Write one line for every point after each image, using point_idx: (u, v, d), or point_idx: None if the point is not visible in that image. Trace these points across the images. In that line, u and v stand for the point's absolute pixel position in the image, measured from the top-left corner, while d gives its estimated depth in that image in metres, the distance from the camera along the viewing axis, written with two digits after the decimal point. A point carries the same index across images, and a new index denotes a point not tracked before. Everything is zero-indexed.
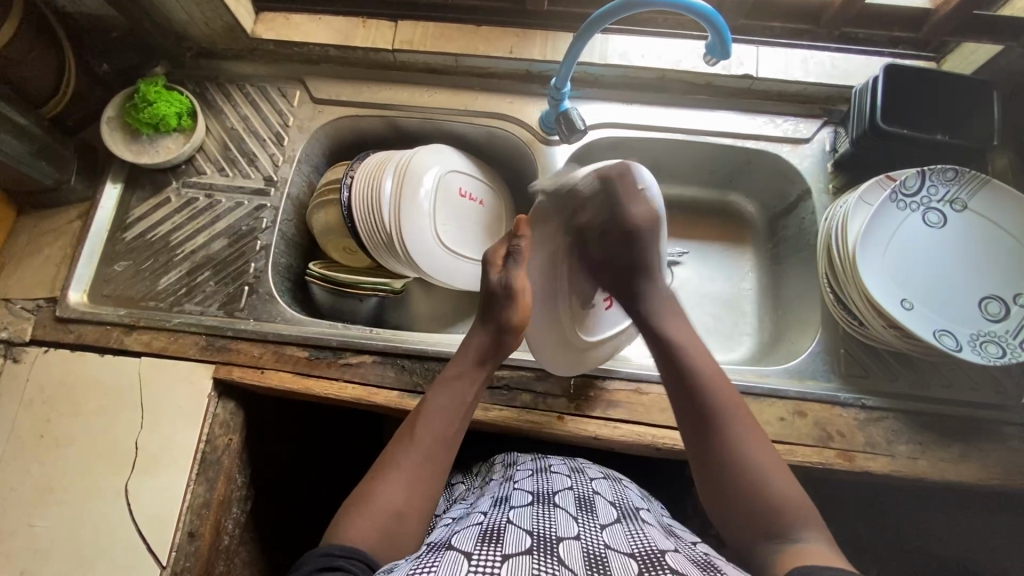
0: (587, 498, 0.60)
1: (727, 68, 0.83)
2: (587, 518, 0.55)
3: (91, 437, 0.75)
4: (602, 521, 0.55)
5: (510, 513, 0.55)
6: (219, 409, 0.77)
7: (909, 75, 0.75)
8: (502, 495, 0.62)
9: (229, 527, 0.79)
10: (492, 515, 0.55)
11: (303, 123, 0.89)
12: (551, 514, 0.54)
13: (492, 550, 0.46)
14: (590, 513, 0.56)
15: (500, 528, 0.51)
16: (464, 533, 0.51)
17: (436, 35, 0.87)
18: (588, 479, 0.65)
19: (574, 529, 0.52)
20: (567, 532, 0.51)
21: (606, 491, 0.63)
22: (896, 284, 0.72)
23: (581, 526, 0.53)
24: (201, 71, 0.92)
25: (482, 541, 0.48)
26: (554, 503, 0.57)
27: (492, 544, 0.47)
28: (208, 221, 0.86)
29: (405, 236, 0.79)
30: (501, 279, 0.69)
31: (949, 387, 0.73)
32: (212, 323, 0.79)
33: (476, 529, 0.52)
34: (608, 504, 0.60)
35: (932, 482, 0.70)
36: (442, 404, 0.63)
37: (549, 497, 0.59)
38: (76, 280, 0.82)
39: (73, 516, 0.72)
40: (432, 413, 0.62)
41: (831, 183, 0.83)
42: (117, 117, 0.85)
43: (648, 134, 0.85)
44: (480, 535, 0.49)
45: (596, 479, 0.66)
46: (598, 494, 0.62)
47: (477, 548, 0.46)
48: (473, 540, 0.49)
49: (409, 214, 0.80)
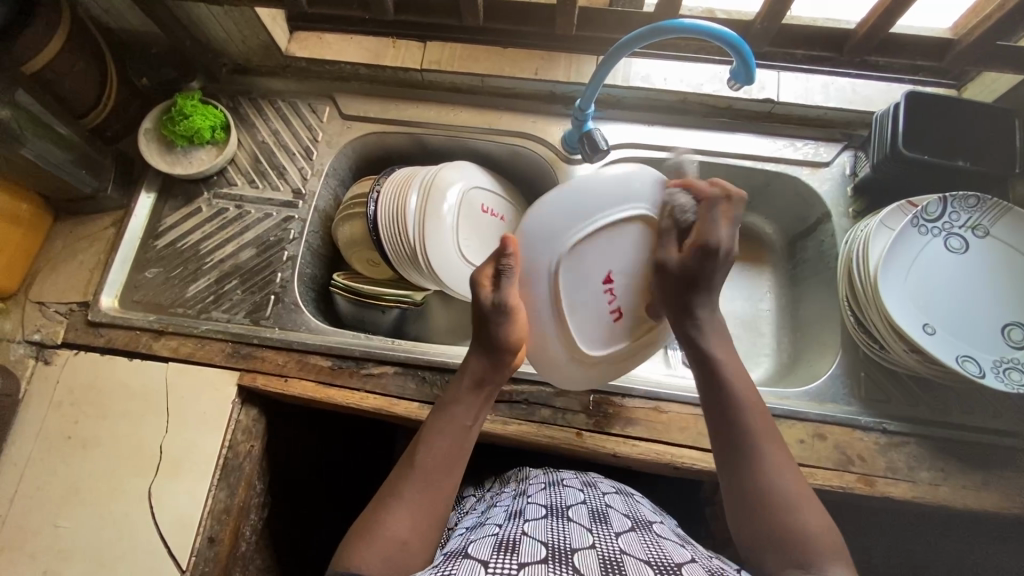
0: (600, 512, 0.60)
1: (748, 92, 0.85)
2: (601, 529, 0.55)
3: (116, 439, 0.76)
4: (617, 532, 0.55)
5: (525, 525, 0.55)
6: (242, 415, 0.78)
7: (931, 102, 0.76)
8: (516, 509, 0.62)
9: (247, 534, 0.80)
10: (507, 527, 0.56)
11: (332, 138, 0.92)
12: (566, 526, 0.55)
13: (508, 559, 0.47)
14: (604, 524, 0.56)
15: (515, 539, 0.51)
16: (480, 544, 0.52)
17: (463, 56, 0.90)
18: (601, 493, 0.65)
19: (588, 540, 0.52)
20: (581, 543, 0.51)
21: (620, 505, 0.63)
22: (917, 307, 0.72)
23: (596, 536, 0.53)
24: (236, 86, 0.96)
25: (498, 549, 0.49)
26: (567, 516, 0.58)
27: (507, 553, 0.48)
28: (238, 231, 0.88)
29: (427, 243, 0.81)
30: (495, 298, 0.62)
31: (972, 414, 0.73)
32: (238, 331, 0.81)
33: (492, 539, 0.52)
34: (621, 517, 0.60)
35: (954, 509, 0.69)
36: (443, 431, 0.60)
37: (562, 510, 0.59)
38: (108, 285, 0.84)
39: (96, 517, 0.73)
40: (433, 439, 0.59)
41: (851, 206, 0.84)
42: (154, 129, 0.88)
43: (669, 155, 0.87)
44: (496, 545, 0.50)
45: (609, 493, 0.66)
46: (611, 508, 0.62)
47: (493, 557, 0.47)
48: (489, 549, 0.49)
49: (433, 221, 0.82)
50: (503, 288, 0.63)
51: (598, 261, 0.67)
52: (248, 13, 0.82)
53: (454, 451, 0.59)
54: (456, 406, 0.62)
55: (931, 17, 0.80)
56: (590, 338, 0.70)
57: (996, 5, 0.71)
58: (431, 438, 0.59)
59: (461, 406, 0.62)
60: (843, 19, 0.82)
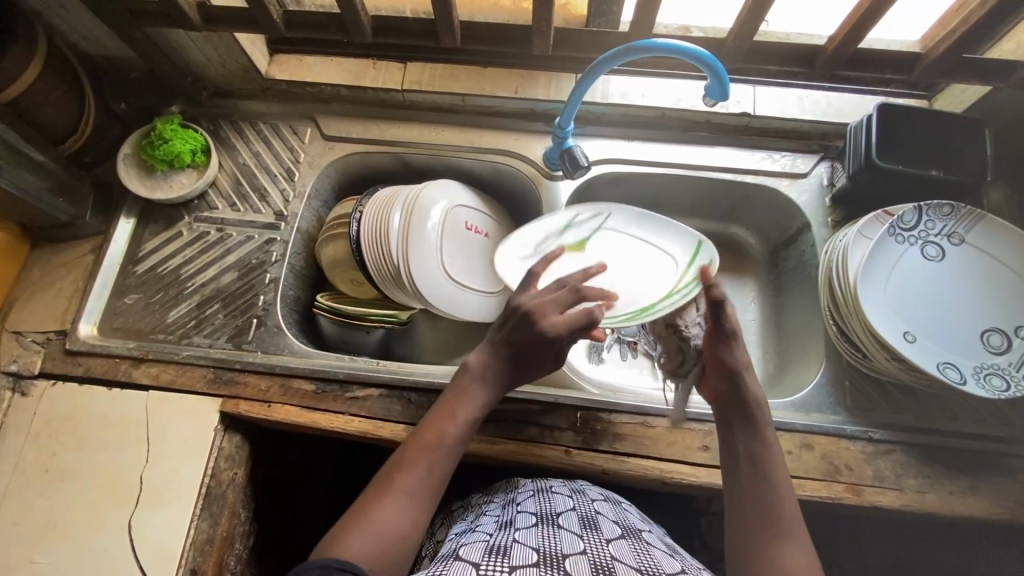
0: (591, 517, 0.59)
1: (725, 107, 0.87)
2: (591, 535, 0.55)
3: (97, 471, 0.74)
4: (607, 538, 0.55)
5: (515, 532, 0.55)
6: (225, 442, 0.77)
7: (903, 114, 0.78)
8: (506, 517, 0.61)
9: (232, 564, 0.78)
10: (497, 533, 0.56)
11: (314, 159, 0.92)
12: (556, 532, 0.54)
13: (499, 564, 0.47)
14: (594, 530, 0.56)
15: (506, 544, 0.51)
16: (472, 545, 0.52)
17: (444, 76, 0.91)
18: (590, 499, 0.65)
19: (579, 545, 0.52)
20: (572, 548, 0.51)
21: (609, 511, 0.63)
22: (899, 316, 0.73)
23: (587, 541, 0.53)
24: (216, 109, 0.96)
25: (489, 553, 0.49)
26: (558, 521, 0.57)
27: (499, 558, 0.48)
28: (219, 255, 0.87)
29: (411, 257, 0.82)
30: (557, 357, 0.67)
31: (955, 420, 0.73)
32: (220, 356, 0.80)
33: (482, 543, 0.52)
34: (611, 523, 0.60)
35: (942, 516, 0.69)
36: (455, 429, 0.61)
37: (552, 516, 0.58)
38: (86, 313, 0.83)
39: (74, 553, 0.71)
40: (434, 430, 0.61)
41: (829, 216, 0.85)
42: (133, 154, 0.87)
43: (650, 170, 0.88)
44: (487, 548, 0.50)
45: (597, 499, 0.65)
46: (601, 515, 0.61)
47: (484, 561, 0.47)
48: (480, 552, 0.49)
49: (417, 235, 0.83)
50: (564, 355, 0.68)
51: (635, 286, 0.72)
52: (226, 37, 0.82)
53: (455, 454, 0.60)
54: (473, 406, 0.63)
55: (898, 32, 0.82)
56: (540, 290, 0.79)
57: (961, 19, 0.72)
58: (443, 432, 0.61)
59: (470, 410, 0.63)
60: (814, 34, 0.84)
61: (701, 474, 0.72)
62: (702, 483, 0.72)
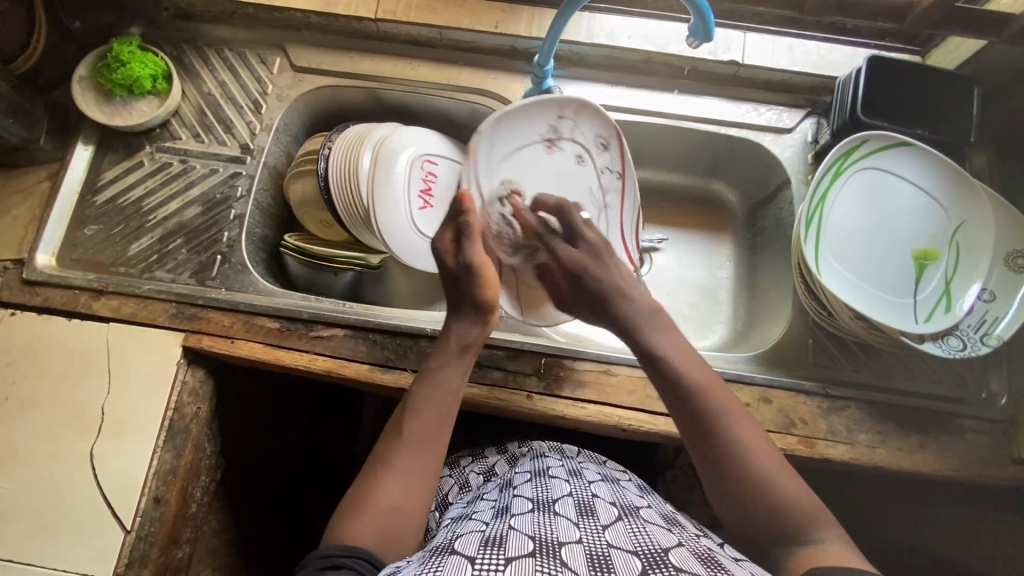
0: (587, 502, 0.61)
1: (714, 53, 0.84)
2: (588, 522, 0.55)
3: (57, 401, 0.74)
4: (604, 524, 0.56)
5: (511, 519, 0.56)
6: (188, 376, 0.76)
7: (891, 68, 0.75)
8: (502, 503, 0.62)
9: (198, 494, 0.79)
10: (494, 523, 0.56)
11: (283, 91, 0.88)
12: (553, 521, 0.56)
13: (494, 554, 0.47)
14: (591, 517, 0.57)
15: (501, 534, 0.52)
16: (467, 539, 0.53)
17: (421, 7, 0.86)
18: (587, 483, 0.66)
19: (576, 534, 0.53)
20: (569, 538, 0.52)
21: (606, 493, 0.65)
22: (863, 271, 0.75)
23: (584, 530, 0.53)
24: (178, 33, 0.90)
25: (484, 545, 0.50)
26: (555, 510, 0.58)
27: (494, 549, 0.49)
28: (182, 187, 0.84)
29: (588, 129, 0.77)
30: (458, 259, 0.68)
31: (911, 379, 0.75)
32: (182, 291, 0.78)
33: (479, 534, 0.53)
34: (608, 506, 0.61)
35: (889, 471, 0.71)
36: (427, 398, 0.62)
37: (549, 504, 0.60)
38: (44, 242, 0.80)
39: (39, 479, 0.71)
40: (421, 403, 0.62)
41: (810, 173, 0.83)
42: (90, 77, 0.82)
43: (633, 116, 0.85)
44: (482, 540, 0.51)
45: (594, 482, 0.67)
46: (597, 498, 0.62)
47: (479, 552, 0.48)
48: (476, 545, 0.50)
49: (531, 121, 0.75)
50: (465, 249, 0.68)
51: (837, 199, 0.75)
52: None
53: (440, 417, 0.62)
54: (444, 369, 0.64)
55: None
56: (876, 181, 0.75)
57: None
58: (414, 407, 0.61)
59: (448, 370, 0.64)
60: None
61: (658, 423, 0.73)
62: (659, 431, 0.73)
